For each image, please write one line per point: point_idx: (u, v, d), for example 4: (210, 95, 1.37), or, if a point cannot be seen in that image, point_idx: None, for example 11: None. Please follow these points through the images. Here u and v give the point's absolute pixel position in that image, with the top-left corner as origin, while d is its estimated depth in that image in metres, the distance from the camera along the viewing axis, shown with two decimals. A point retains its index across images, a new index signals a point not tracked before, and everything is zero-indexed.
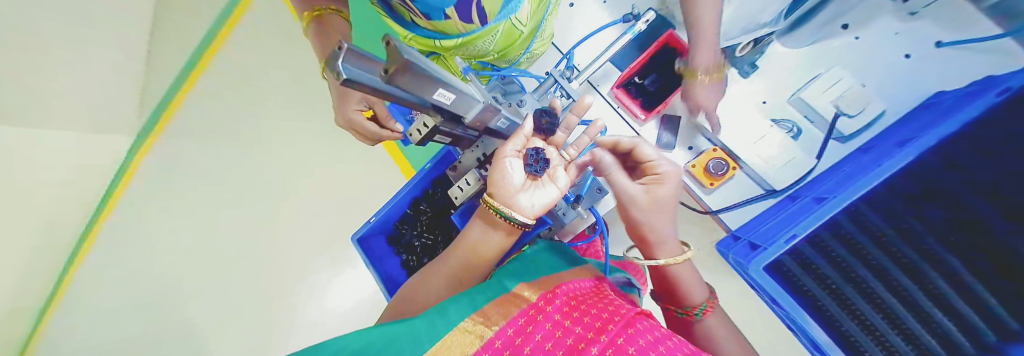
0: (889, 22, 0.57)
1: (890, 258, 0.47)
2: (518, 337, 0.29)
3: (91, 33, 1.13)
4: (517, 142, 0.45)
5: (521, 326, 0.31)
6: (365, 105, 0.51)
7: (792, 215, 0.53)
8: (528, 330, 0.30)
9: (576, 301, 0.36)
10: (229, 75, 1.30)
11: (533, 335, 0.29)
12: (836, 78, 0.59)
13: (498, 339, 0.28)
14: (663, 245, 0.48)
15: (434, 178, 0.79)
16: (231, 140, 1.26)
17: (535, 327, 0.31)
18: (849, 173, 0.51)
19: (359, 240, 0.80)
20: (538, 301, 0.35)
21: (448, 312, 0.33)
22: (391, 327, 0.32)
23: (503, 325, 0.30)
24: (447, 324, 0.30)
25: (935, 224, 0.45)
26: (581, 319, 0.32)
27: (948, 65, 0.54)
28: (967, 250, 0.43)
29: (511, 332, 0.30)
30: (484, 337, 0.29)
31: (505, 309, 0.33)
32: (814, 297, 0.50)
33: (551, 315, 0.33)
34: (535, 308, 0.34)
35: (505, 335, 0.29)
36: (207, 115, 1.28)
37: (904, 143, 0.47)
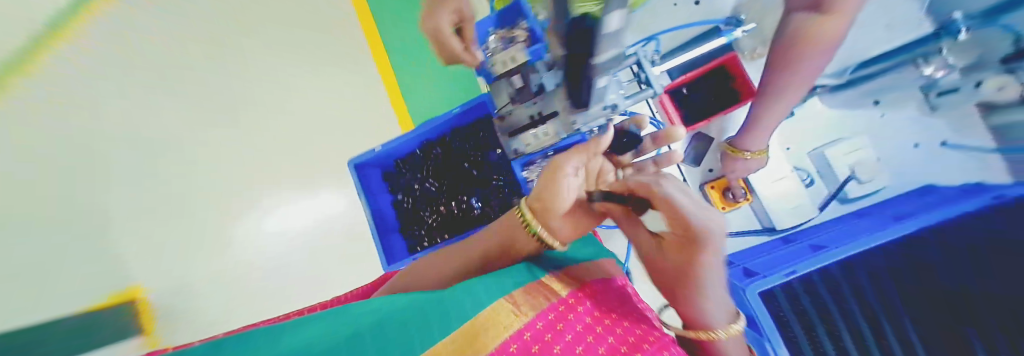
0: (911, 111, 0.62)
1: (861, 307, 0.51)
2: (547, 331, 0.33)
3: None
4: (580, 160, 0.44)
5: (550, 322, 0.34)
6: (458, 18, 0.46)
7: (785, 256, 0.59)
8: (557, 327, 0.34)
9: (604, 309, 0.40)
10: None
11: (562, 334, 0.33)
12: (859, 146, 0.63)
13: (526, 331, 0.32)
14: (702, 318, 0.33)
15: (454, 127, 0.74)
16: None
17: (564, 326, 0.34)
18: (848, 231, 0.57)
19: (355, 167, 0.73)
20: (568, 300, 0.39)
21: (476, 291, 0.37)
22: (427, 295, 0.37)
23: (533, 318, 0.33)
24: (475, 300, 0.35)
25: (905, 278, 0.49)
26: (609, 330, 0.36)
27: (941, 165, 0.60)
28: (930, 318, 0.45)
29: (540, 325, 0.33)
30: (513, 328, 0.32)
31: (534, 301, 0.37)
32: (789, 329, 0.55)
33: (579, 317, 0.37)
34: (565, 307, 0.37)
35: (534, 327, 0.33)
36: None
37: (903, 218, 0.52)
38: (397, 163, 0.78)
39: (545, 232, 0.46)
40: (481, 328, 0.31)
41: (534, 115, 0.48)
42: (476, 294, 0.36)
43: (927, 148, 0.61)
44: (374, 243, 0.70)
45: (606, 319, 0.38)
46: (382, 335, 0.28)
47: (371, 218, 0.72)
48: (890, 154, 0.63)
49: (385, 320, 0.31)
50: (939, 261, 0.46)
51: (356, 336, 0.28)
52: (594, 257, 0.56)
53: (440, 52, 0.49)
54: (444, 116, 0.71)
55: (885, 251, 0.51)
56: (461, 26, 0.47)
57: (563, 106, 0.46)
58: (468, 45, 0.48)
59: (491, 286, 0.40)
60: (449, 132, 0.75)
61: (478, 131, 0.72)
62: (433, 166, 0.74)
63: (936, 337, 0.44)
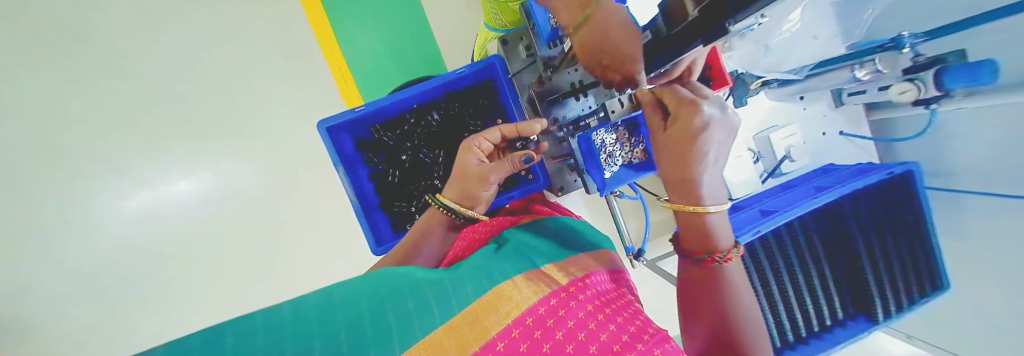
0: (824, 107, 0.81)
1: (814, 263, 0.68)
2: (549, 318, 0.36)
3: None
4: (486, 135, 0.52)
5: (551, 308, 0.38)
6: (632, 74, 0.40)
7: (741, 221, 0.71)
8: (557, 315, 0.37)
9: (605, 297, 0.42)
10: None
11: (554, 330, 0.35)
12: (791, 132, 0.79)
13: (528, 317, 0.36)
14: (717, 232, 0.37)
15: (452, 91, 0.67)
16: None
17: (566, 313, 0.37)
18: (785, 201, 0.72)
19: (327, 130, 0.59)
20: (569, 287, 0.41)
21: (463, 286, 0.39)
22: (419, 277, 0.39)
23: (523, 314, 0.36)
24: (478, 284, 0.39)
25: (831, 234, 0.69)
26: (609, 318, 0.38)
27: (841, 147, 0.83)
28: (846, 257, 0.68)
29: (530, 321, 0.35)
30: (496, 330, 0.33)
31: (534, 288, 0.40)
32: (765, 285, 0.66)
33: (580, 304, 0.39)
34: (567, 293, 0.40)
35: (535, 314, 0.36)
36: None
37: (822, 189, 0.69)
38: (375, 130, 0.66)
39: (448, 201, 0.54)
40: (478, 320, 0.34)
41: (577, 82, 0.50)
42: (486, 273, 0.42)
43: (831, 134, 0.81)
44: (359, 224, 0.61)
45: (607, 307, 0.40)
46: (399, 317, 0.32)
47: (351, 192, 0.60)
48: (811, 139, 0.82)
49: (373, 305, 0.33)
50: (852, 216, 0.66)
51: (379, 312, 0.32)
52: (593, 242, 0.56)
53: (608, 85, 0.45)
54: (441, 76, 0.61)
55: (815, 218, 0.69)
56: (630, 78, 0.41)
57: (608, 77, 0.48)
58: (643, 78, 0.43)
59: (506, 265, 0.45)
60: (443, 97, 0.68)
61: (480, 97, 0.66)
62: (428, 135, 0.66)
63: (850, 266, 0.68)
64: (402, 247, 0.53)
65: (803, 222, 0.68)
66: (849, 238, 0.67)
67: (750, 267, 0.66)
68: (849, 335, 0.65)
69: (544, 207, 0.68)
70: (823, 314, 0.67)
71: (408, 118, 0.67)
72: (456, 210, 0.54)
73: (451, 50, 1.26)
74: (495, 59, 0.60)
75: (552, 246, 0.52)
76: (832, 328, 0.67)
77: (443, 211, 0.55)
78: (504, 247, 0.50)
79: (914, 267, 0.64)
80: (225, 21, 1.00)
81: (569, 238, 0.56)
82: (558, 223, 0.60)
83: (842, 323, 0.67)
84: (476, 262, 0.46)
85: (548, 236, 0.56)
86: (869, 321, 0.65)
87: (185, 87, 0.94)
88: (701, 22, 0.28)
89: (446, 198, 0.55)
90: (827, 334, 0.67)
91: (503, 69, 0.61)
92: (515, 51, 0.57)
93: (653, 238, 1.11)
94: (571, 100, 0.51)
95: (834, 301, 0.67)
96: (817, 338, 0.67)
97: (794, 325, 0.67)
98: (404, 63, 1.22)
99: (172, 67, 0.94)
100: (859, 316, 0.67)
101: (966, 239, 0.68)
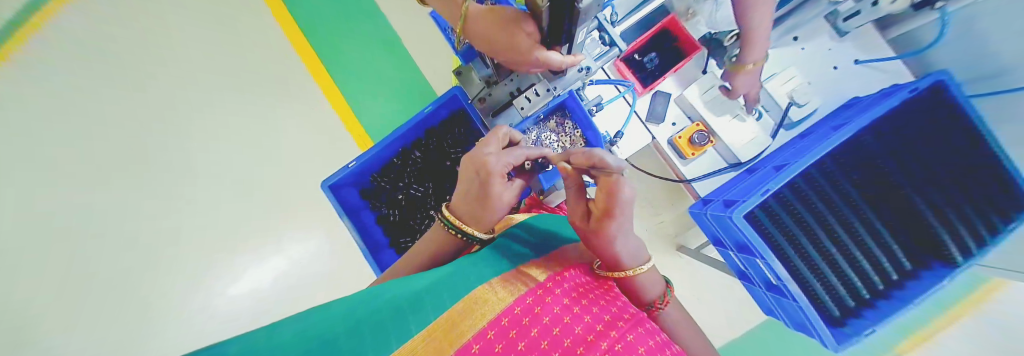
0: (827, 41, 0.73)
1: (852, 211, 0.59)
2: (524, 317, 0.32)
3: (175, 33, 1.22)
4: (517, 157, 0.50)
5: (526, 306, 0.34)
6: (536, 48, 0.46)
7: (753, 182, 0.64)
8: (532, 313, 0.33)
9: (582, 288, 0.41)
10: (182, 50, 1.22)
11: (530, 329, 0.31)
12: (789, 76, 0.72)
13: (503, 318, 0.32)
14: (645, 286, 0.46)
15: (429, 127, 0.74)
16: (157, 109, 1.19)
17: (542, 309, 0.34)
18: (800, 148, 0.65)
19: (330, 188, 0.68)
20: (546, 283, 0.39)
21: (436, 292, 0.37)
22: (387, 297, 0.37)
23: (497, 315, 0.32)
24: (453, 292, 0.36)
25: (858, 177, 0.60)
26: (585, 309, 0.36)
27: (862, 79, 0.72)
28: (891, 199, 0.58)
29: (505, 322, 0.31)
30: (474, 330, 0.30)
31: (510, 291, 0.37)
32: (796, 244, 0.59)
33: (556, 299, 0.37)
34: (543, 289, 0.38)
35: (510, 314, 0.33)
36: (171, 90, 1.20)
37: (837, 127, 0.62)
38: (373, 179, 0.75)
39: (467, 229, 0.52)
40: (455, 323, 0.31)
41: (513, 91, 0.59)
42: (461, 281, 0.39)
43: (843, 67, 0.72)
44: (367, 263, 0.66)
45: (583, 298, 0.38)
46: (370, 326, 0.29)
47: (357, 237, 0.67)
48: (820, 77, 0.73)
49: (346, 322, 0.30)
50: (881, 151, 0.60)
51: (352, 325, 0.29)
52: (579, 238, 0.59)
53: (527, 66, 0.51)
54: (413, 118, 0.69)
55: (837, 161, 0.62)
56: (537, 53, 0.47)
57: (539, 77, 0.57)
58: (553, 49, 0.48)
59: (480, 271, 0.43)
60: (424, 135, 0.75)
61: (455, 125, 0.73)
62: (416, 171, 0.73)
63: (906, 212, 0.57)
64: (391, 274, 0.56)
65: (821, 168, 0.61)
66: (885, 175, 0.59)
67: (769, 231, 0.61)
68: (923, 291, 0.54)
69: (540, 210, 0.72)
70: (886, 268, 0.56)
71: (396, 161, 0.74)
72: (481, 238, 0.54)
73: (434, 76, 1.23)
74: (456, 89, 0.68)
75: (531, 245, 0.52)
76: (904, 283, 0.56)
77: (464, 237, 0.53)
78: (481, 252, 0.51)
79: (983, 191, 0.53)
80: (257, 119, 1.19)
81: (561, 230, 0.59)
82: (542, 223, 0.61)
83: (914, 274, 0.56)
84: (451, 268, 0.45)
85: (539, 234, 0.56)
86: (949, 267, 0.53)
87: (237, 180, 1.17)
88: (559, 6, 0.34)
89: (473, 231, 0.52)
90: (897, 291, 0.56)
91: (464, 96, 0.68)
92: (470, 81, 0.63)
93: (684, 224, 1.02)
94: (511, 110, 0.59)
95: (896, 253, 0.56)
96: (885, 299, 0.56)
97: (851, 288, 0.57)
98: (400, 98, 1.23)
99: (225, 167, 1.17)
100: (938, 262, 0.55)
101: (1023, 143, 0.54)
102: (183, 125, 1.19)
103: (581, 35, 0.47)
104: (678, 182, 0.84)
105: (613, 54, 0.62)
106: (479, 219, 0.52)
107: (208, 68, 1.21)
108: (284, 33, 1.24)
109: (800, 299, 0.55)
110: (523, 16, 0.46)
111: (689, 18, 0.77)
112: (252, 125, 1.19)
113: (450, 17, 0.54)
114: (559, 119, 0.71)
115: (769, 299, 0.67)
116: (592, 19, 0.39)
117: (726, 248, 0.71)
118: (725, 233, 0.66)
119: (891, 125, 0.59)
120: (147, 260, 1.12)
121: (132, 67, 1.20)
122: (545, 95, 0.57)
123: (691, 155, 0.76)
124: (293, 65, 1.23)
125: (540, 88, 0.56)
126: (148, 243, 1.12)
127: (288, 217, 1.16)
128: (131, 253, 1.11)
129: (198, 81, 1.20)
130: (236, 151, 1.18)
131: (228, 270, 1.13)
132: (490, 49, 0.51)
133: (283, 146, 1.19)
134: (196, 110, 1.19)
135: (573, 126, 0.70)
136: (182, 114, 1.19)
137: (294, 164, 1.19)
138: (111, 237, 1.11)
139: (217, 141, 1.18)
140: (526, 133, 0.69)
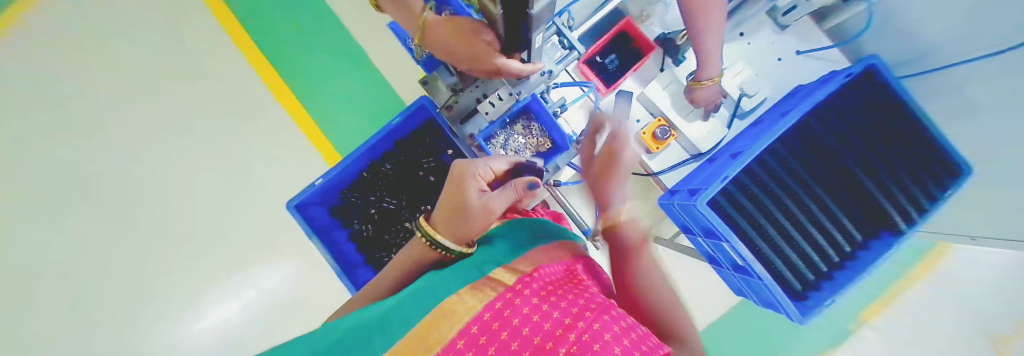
0: (770, 34, 0.78)
1: (804, 189, 0.63)
2: (494, 321, 0.32)
3: (120, 59, 1.16)
4: (494, 164, 0.57)
5: (496, 311, 0.34)
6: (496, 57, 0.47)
7: (713, 170, 0.68)
8: (502, 317, 0.33)
9: (551, 285, 0.42)
10: (131, 77, 1.16)
11: (500, 332, 0.31)
12: (738, 70, 0.77)
13: (473, 326, 0.32)
14: (628, 224, 0.49)
15: (398, 138, 0.74)
16: (105, 140, 1.12)
17: (512, 312, 0.34)
18: (753, 135, 0.69)
19: (297, 208, 0.67)
20: (514, 285, 0.40)
21: (405, 310, 0.36)
22: (354, 323, 0.36)
23: (467, 324, 0.32)
24: (422, 307, 0.36)
25: (806, 159, 0.65)
26: (555, 305, 0.36)
27: (802, 68, 0.77)
28: (835, 176, 0.63)
29: (475, 330, 0.31)
30: (442, 344, 0.30)
31: (479, 298, 0.37)
32: (758, 226, 0.63)
33: (526, 299, 0.37)
34: (513, 292, 0.38)
35: (479, 320, 0.33)
36: (121, 120, 1.13)
37: (784, 114, 0.66)
38: (344, 195, 0.74)
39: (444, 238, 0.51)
40: (423, 341, 0.30)
41: (478, 98, 0.60)
42: (430, 295, 0.39)
43: (786, 59, 0.77)
44: (341, 281, 0.65)
45: (553, 295, 0.39)
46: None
47: (329, 256, 0.65)
48: (766, 68, 0.78)
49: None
50: (824, 132, 0.64)
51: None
52: (552, 238, 0.60)
53: (488, 74, 0.52)
54: (383, 129, 0.68)
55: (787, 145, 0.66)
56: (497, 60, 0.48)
57: (502, 82, 0.58)
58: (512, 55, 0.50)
59: (450, 282, 0.43)
60: (393, 147, 0.74)
61: (424, 135, 0.73)
62: (388, 183, 0.72)
63: (850, 187, 0.61)
64: (363, 293, 0.54)
65: (774, 152, 0.65)
66: (829, 155, 0.63)
67: (732, 214, 0.64)
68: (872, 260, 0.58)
69: (514, 214, 0.73)
70: (838, 240, 0.60)
71: (366, 174, 0.73)
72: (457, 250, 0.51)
73: (403, 88, 1.22)
74: (423, 100, 0.68)
75: (502, 250, 0.53)
76: (855, 253, 0.60)
77: (442, 251, 0.51)
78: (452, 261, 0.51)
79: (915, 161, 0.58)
80: (218, 144, 1.14)
81: (534, 233, 0.60)
82: (515, 228, 0.62)
83: (864, 244, 0.60)
84: (420, 282, 0.44)
85: (511, 239, 0.57)
86: (895, 234, 0.58)
87: (201, 208, 1.11)
88: (512, 13, 0.35)
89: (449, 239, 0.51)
90: (850, 261, 0.60)
91: (431, 106, 0.68)
92: (437, 89, 0.63)
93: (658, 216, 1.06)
94: (477, 117, 0.60)
95: (846, 225, 0.60)
96: (841, 270, 0.60)
97: (809, 262, 0.61)
98: (370, 111, 1.21)
99: (187, 197, 1.11)
100: (882, 232, 0.60)
101: (956, 120, 0.59)
102: (136, 155, 1.12)
103: (538, 41, 0.48)
104: (646, 176, 0.86)
105: (573, 57, 0.65)
106: (458, 226, 0.52)
107: (163, 92, 1.16)
108: (242, 53, 1.20)
109: (765, 277, 0.57)
110: (481, 26, 0.47)
111: (644, 20, 0.82)
112: (214, 150, 1.14)
113: (408, 27, 0.53)
114: (525, 121, 0.72)
115: (740, 281, 0.70)
116: (546, 24, 0.40)
117: (695, 235, 0.74)
118: (693, 221, 0.69)
119: (829, 107, 0.64)
120: (103, 301, 1.04)
121: (74, 96, 1.12)
122: (508, 99, 0.58)
123: (656, 149, 0.78)
124: (254, 85, 1.19)
125: (503, 93, 0.57)
126: (102, 284, 1.04)
127: (258, 242, 1.11)
128: (84, 296, 1.03)
129: (151, 109, 1.15)
130: (198, 178, 1.13)
131: (196, 303, 1.07)
132: (454, 60, 0.52)
133: (248, 169, 1.14)
134: (150, 138, 1.13)
135: (539, 128, 0.72)
136: (134, 143, 1.13)
137: (262, 187, 1.15)
138: (59, 281, 1.02)
139: (175, 169, 1.12)
140: (493, 138, 0.70)
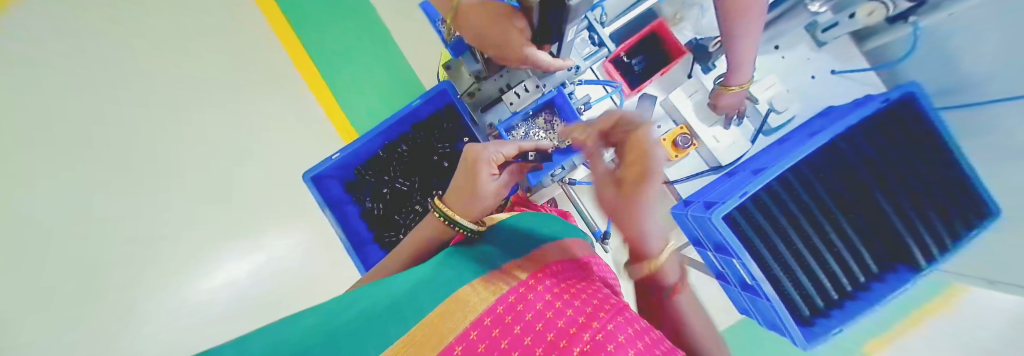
0: (806, 51, 0.76)
1: (823, 214, 0.61)
2: (507, 315, 0.33)
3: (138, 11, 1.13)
4: (505, 149, 0.54)
5: (509, 305, 0.34)
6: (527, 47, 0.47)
7: (732, 185, 0.66)
8: (515, 311, 0.33)
9: (564, 283, 0.41)
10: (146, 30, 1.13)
11: (512, 328, 0.31)
12: (769, 84, 0.74)
13: (486, 317, 0.32)
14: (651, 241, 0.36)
15: (416, 120, 0.74)
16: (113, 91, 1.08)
17: (525, 307, 0.34)
18: (778, 153, 0.67)
19: (311, 180, 0.67)
20: (528, 280, 0.40)
21: (416, 296, 0.36)
22: (365, 304, 0.36)
23: (480, 315, 0.32)
24: (435, 295, 0.36)
25: (832, 183, 0.63)
26: (568, 304, 0.36)
27: (837, 89, 0.75)
28: (859, 203, 0.61)
29: (488, 322, 0.31)
30: (454, 333, 0.30)
31: (491, 290, 0.37)
32: (771, 246, 0.62)
33: (539, 295, 0.37)
34: (526, 287, 0.38)
35: (493, 313, 0.33)
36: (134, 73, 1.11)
37: (813, 134, 0.64)
38: (358, 172, 0.74)
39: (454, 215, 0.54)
40: (436, 328, 0.31)
41: (503, 87, 0.60)
42: (442, 284, 0.39)
43: (820, 77, 0.75)
44: (348, 257, 0.65)
45: (566, 293, 0.39)
46: (349, 337, 0.28)
47: (339, 231, 0.65)
48: (798, 85, 0.76)
49: (321, 332, 0.29)
50: (854, 156, 0.62)
51: (329, 336, 0.28)
52: (564, 234, 0.60)
53: (515, 63, 0.52)
54: (400, 112, 0.68)
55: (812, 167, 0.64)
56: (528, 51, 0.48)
57: (528, 73, 0.58)
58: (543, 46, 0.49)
59: (461, 273, 0.43)
60: (410, 129, 0.74)
61: (442, 120, 0.72)
62: (402, 164, 0.72)
63: (874, 215, 0.60)
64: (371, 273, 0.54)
65: (798, 173, 0.64)
66: (855, 181, 0.61)
67: (745, 231, 0.63)
68: (887, 292, 0.56)
69: (524, 207, 0.72)
70: (853, 269, 0.59)
71: (382, 154, 0.73)
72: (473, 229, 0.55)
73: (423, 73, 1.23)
74: (445, 84, 0.67)
75: (513, 244, 0.52)
76: (869, 284, 0.59)
77: (460, 230, 0.55)
78: (463, 251, 0.51)
79: (947, 195, 0.56)
80: (235, 109, 1.15)
81: (545, 228, 0.60)
82: (527, 221, 0.61)
83: (880, 276, 0.59)
84: (431, 270, 0.44)
85: (522, 233, 0.56)
86: (912, 270, 0.56)
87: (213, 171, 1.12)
88: (552, 5, 0.35)
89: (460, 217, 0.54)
90: (863, 292, 0.59)
91: (453, 91, 0.67)
92: (461, 76, 0.64)
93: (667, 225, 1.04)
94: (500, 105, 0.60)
95: (863, 256, 0.59)
96: (852, 299, 0.59)
97: (820, 289, 0.60)
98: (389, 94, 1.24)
99: (200, 158, 1.11)
100: (899, 266, 0.58)
101: (994, 160, 0.56)
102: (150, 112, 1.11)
103: (571, 35, 0.49)
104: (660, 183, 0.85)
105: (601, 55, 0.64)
106: (466, 205, 0.55)
107: (182, 52, 1.14)
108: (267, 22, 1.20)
109: (774, 299, 0.56)
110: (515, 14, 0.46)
111: (676, 23, 0.81)
112: (230, 115, 1.14)
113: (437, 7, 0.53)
114: (548, 115, 0.72)
115: (746, 300, 0.69)
116: (581, 19, 0.40)
117: (705, 249, 0.73)
118: (705, 235, 0.68)
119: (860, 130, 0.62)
120: None
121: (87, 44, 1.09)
122: (534, 91, 0.58)
123: (675, 158, 0.77)
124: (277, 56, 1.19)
125: (529, 84, 0.57)
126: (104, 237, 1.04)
127: (268, 210, 1.13)
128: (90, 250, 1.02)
129: (169, 66, 1.13)
130: (212, 141, 1.12)
131: (202, 265, 1.07)
132: (482, 47, 0.51)
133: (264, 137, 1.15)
134: (164, 96, 1.12)
135: (561, 124, 0.71)
136: (147, 99, 1.11)
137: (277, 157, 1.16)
138: None
139: (189, 129, 1.12)
140: (515, 129, 0.70)
